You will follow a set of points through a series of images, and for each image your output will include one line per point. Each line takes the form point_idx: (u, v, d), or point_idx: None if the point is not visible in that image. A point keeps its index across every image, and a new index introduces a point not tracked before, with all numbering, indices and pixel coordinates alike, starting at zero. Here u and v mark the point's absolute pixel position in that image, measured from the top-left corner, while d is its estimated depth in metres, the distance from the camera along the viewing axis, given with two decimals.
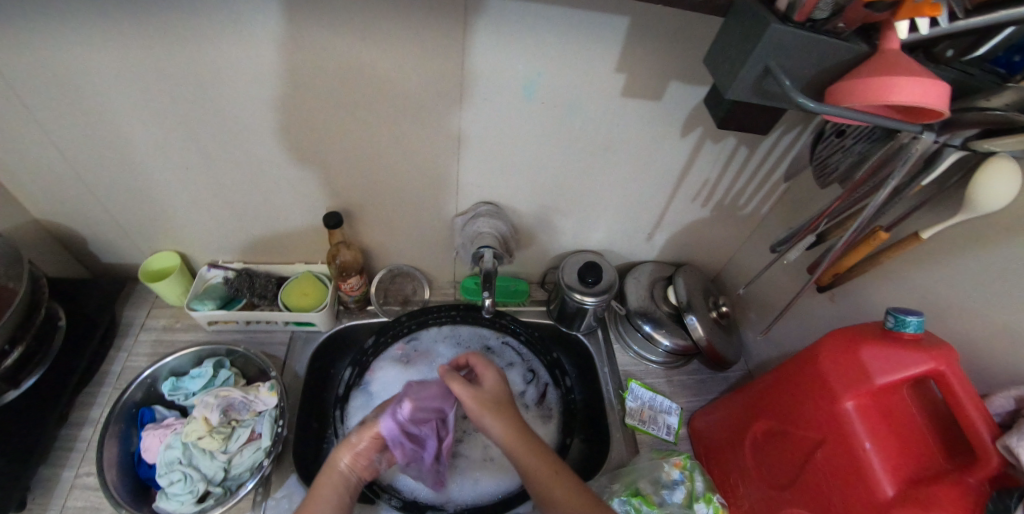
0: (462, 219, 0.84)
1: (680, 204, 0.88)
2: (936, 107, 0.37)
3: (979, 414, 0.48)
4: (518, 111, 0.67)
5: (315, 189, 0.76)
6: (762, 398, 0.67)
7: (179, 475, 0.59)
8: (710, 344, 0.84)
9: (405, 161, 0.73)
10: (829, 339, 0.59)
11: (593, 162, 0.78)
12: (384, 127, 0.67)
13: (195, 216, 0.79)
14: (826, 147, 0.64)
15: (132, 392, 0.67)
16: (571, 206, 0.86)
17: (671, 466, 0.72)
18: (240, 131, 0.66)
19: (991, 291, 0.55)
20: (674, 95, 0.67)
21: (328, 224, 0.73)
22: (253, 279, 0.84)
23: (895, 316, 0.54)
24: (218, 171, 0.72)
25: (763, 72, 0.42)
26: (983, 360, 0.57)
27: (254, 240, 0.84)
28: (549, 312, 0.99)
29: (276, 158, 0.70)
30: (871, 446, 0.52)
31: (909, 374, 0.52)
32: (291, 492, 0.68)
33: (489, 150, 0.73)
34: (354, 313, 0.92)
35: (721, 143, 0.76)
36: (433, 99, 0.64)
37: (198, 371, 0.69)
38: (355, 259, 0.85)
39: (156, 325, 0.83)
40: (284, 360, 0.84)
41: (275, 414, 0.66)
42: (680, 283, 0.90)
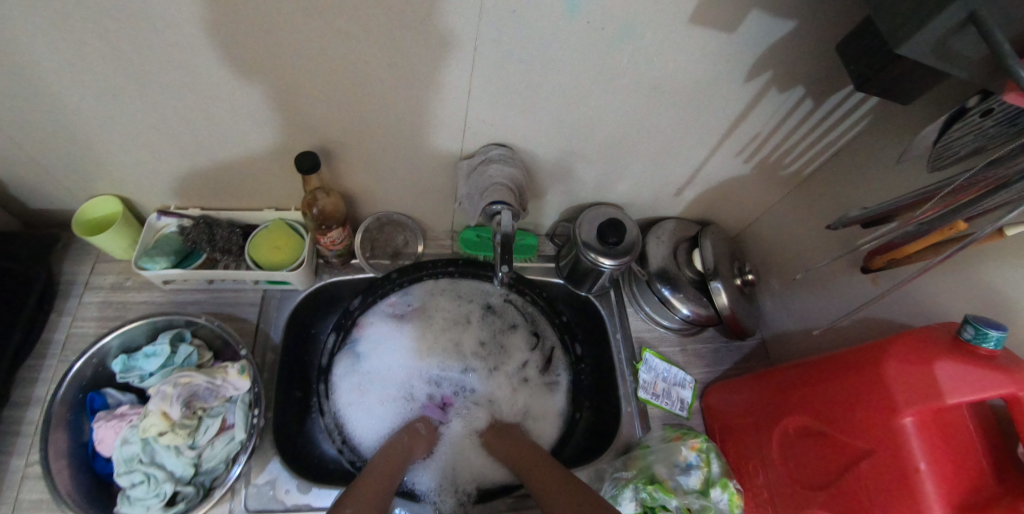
0: (468, 164, 0.70)
1: (721, 159, 0.76)
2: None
3: None
4: (554, 35, 0.51)
5: (289, 126, 0.60)
6: (795, 390, 0.62)
7: (140, 476, 0.51)
8: (733, 316, 0.78)
9: (405, 94, 0.58)
10: (892, 344, 0.52)
11: (633, 104, 0.64)
12: (378, 50, 0.51)
13: (128, 154, 0.62)
14: (961, 128, 0.49)
15: (78, 372, 0.56)
16: (597, 154, 0.73)
17: (687, 449, 0.69)
18: (177, 49, 0.48)
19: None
20: (753, 27, 0.53)
21: (301, 169, 0.59)
22: (212, 230, 0.70)
23: (974, 328, 0.47)
24: (155, 101, 0.54)
25: (965, 23, 0.30)
26: None
27: (210, 182, 0.69)
28: (558, 269, 0.89)
29: (238, 86, 0.53)
30: (926, 467, 0.48)
31: (984, 396, 0.46)
32: (275, 478, 0.61)
33: (510, 84, 0.58)
34: (336, 267, 0.80)
35: (789, 91, 0.62)
36: (446, 12, 0.47)
37: (153, 349, 0.58)
38: (335, 207, 0.71)
39: (103, 284, 0.69)
40: (257, 323, 0.72)
41: (248, 401, 0.57)
42: (706, 247, 0.81)
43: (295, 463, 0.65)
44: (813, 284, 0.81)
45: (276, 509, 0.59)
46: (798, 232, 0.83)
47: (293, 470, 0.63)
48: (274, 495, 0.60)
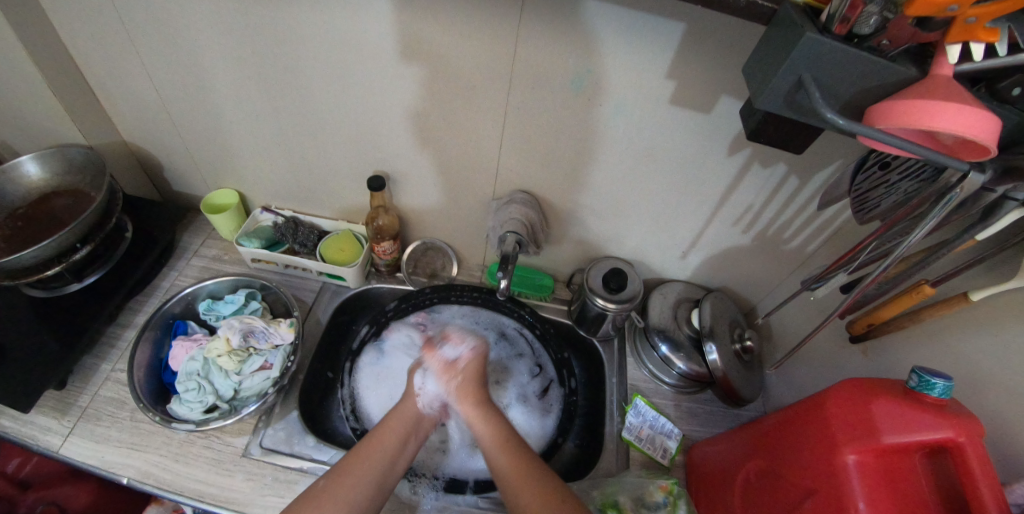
0: (497, 203, 0.83)
1: (719, 227, 0.80)
2: (982, 139, 0.35)
3: (996, 501, 0.43)
4: (561, 105, 0.66)
5: (364, 154, 0.79)
6: (765, 436, 0.64)
7: (194, 384, 0.66)
8: (725, 377, 0.75)
9: (448, 139, 0.74)
10: (842, 387, 0.56)
11: (633, 168, 0.73)
12: (432, 101, 0.69)
13: (253, 158, 0.85)
14: (866, 180, 0.56)
15: (174, 304, 0.74)
16: (605, 209, 0.81)
17: (656, 489, 0.68)
18: (301, 87, 0.71)
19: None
20: (724, 109, 0.62)
21: (371, 187, 0.75)
22: (297, 227, 0.89)
23: (919, 376, 0.50)
24: (279, 123, 0.77)
25: (798, 83, 0.40)
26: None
27: (301, 190, 0.89)
28: (570, 312, 0.94)
29: (330, 116, 0.74)
30: (864, 507, 0.49)
31: (922, 438, 0.48)
32: (290, 426, 0.71)
33: (530, 143, 0.72)
34: (383, 277, 0.93)
35: (771, 168, 0.67)
36: (479, 81, 0.65)
37: (231, 298, 0.76)
38: (391, 224, 0.86)
39: (207, 254, 0.90)
40: (312, 305, 0.87)
41: (288, 350, 0.71)
42: (705, 306, 0.81)
43: (309, 422, 0.74)
44: (812, 361, 0.79)
45: (284, 451, 0.68)
46: (796, 309, 0.81)
47: (306, 426, 0.71)
48: (287, 441, 0.69)
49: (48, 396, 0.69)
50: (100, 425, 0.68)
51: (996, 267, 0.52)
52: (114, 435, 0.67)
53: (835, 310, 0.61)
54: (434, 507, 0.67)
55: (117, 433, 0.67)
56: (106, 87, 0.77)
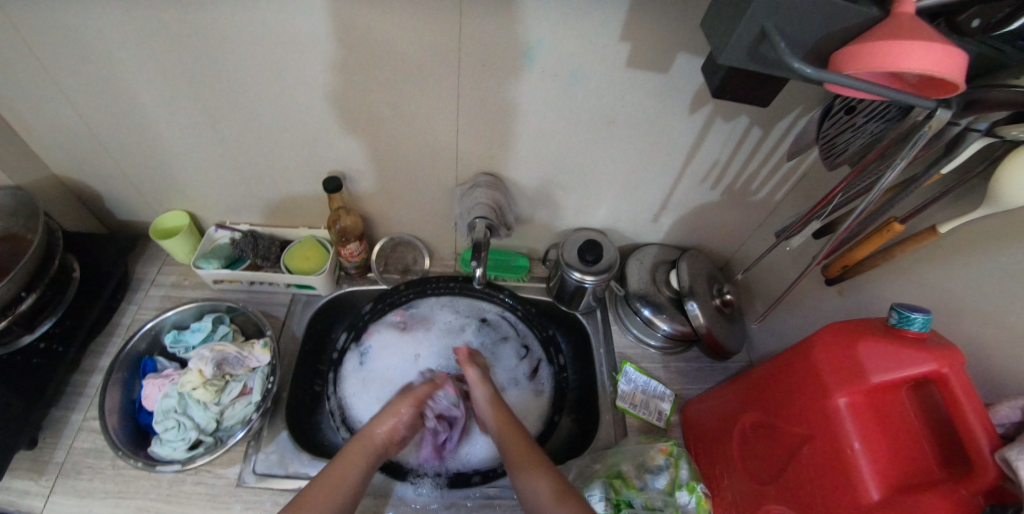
0: (461, 189, 0.78)
1: (687, 187, 0.77)
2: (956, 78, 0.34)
3: (982, 425, 0.45)
4: (516, 79, 0.62)
5: (315, 154, 0.74)
6: (756, 387, 0.65)
7: (172, 423, 0.63)
8: (710, 333, 0.72)
9: (402, 129, 0.70)
10: (829, 332, 0.56)
11: (595, 138, 0.69)
12: (381, 90, 0.64)
13: (197, 174, 0.79)
14: (834, 126, 0.55)
15: (136, 342, 0.70)
16: (574, 182, 0.77)
17: (656, 452, 0.68)
18: (238, 93, 0.65)
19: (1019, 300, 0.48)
20: (684, 66, 0.59)
21: (327, 189, 0.71)
22: (256, 240, 0.82)
23: (899, 313, 0.51)
24: (220, 133, 0.72)
25: (760, 32, 0.38)
26: (1004, 389, 0.49)
27: (252, 200, 0.83)
28: (549, 289, 0.89)
29: (274, 120, 0.69)
30: (859, 447, 0.50)
31: (909, 374, 0.49)
32: (281, 448, 0.68)
33: (488, 124, 0.68)
34: (354, 279, 0.87)
35: (734, 121, 0.65)
36: (428, 64, 0.61)
37: (198, 325, 0.72)
38: (356, 225, 0.80)
39: (165, 282, 0.85)
40: (284, 319, 0.81)
41: (266, 371, 0.68)
42: (682, 266, 0.77)
43: (303, 440, 0.72)
44: (791, 309, 0.80)
45: (280, 474, 0.66)
46: (774, 258, 0.80)
47: (299, 445, 0.70)
48: (281, 462, 0.67)
49: (20, 458, 0.66)
50: (80, 480, 0.64)
51: (960, 199, 0.52)
52: (99, 486, 0.64)
53: (815, 257, 0.60)
54: (440, 506, 0.65)
55: (102, 484, 0.64)
56: (19, 118, 0.69)
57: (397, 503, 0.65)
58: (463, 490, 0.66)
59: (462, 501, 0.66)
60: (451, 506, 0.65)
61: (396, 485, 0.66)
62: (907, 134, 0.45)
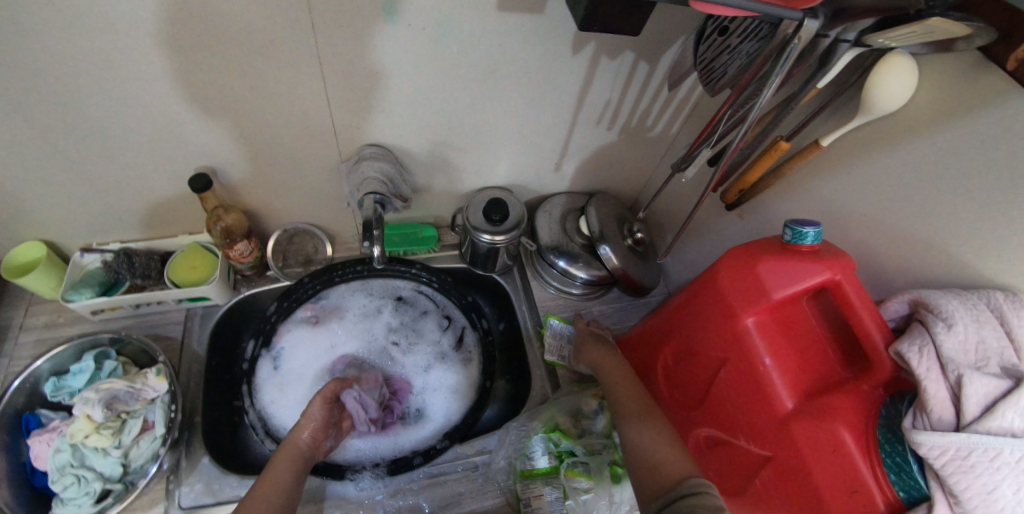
0: (347, 165, 0.71)
1: (585, 132, 0.74)
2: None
3: (875, 322, 0.47)
4: (380, 38, 0.55)
5: (172, 153, 0.65)
6: (671, 319, 0.65)
7: (70, 478, 0.57)
8: (624, 272, 0.72)
9: (267, 110, 0.61)
10: (732, 255, 0.56)
11: (481, 93, 0.64)
12: (227, 69, 0.55)
13: (36, 198, 0.67)
14: (709, 48, 0.51)
15: (11, 398, 0.62)
16: (469, 142, 0.72)
17: (590, 397, 0.69)
18: (51, 97, 0.54)
19: (896, 199, 0.49)
20: (559, 3, 0.54)
21: (194, 189, 0.63)
22: (131, 259, 0.72)
23: (792, 229, 0.51)
24: (46, 146, 0.60)
25: None
26: (886, 287, 0.53)
27: (115, 215, 0.73)
28: (462, 255, 0.84)
29: (110, 123, 0.59)
30: (770, 362, 0.52)
31: (806, 285, 0.50)
32: (205, 475, 0.64)
33: (362, 92, 0.61)
34: (253, 280, 0.80)
35: (619, 58, 0.61)
36: (275, 32, 0.52)
37: (79, 367, 0.64)
38: (240, 222, 0.71)
39: (36, 325, 0.74)
40: (182, 339, 0.73)
41: (167, 400, 0.63)
42: (590, 212, 0.75)
43: (228, 461, 0.68)
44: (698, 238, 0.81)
45: (210, 502, 0.62)
46: (673, 192, 0.80)
47: (223, 467, 0.65)
48: (209, 490, 0.63)
49: None
50: None
51: (838, 110, 0.52)
52: None
53: (706, 187, 0.59)
54: (385, 496, 0.63)
55: None
56: None
57: (340, 503, 0.62)
58: (406, 475, 0.65)
59: (406, 485, 0.65)
60: (396, 493, 0.64)
61: (337, 485, 0.64)
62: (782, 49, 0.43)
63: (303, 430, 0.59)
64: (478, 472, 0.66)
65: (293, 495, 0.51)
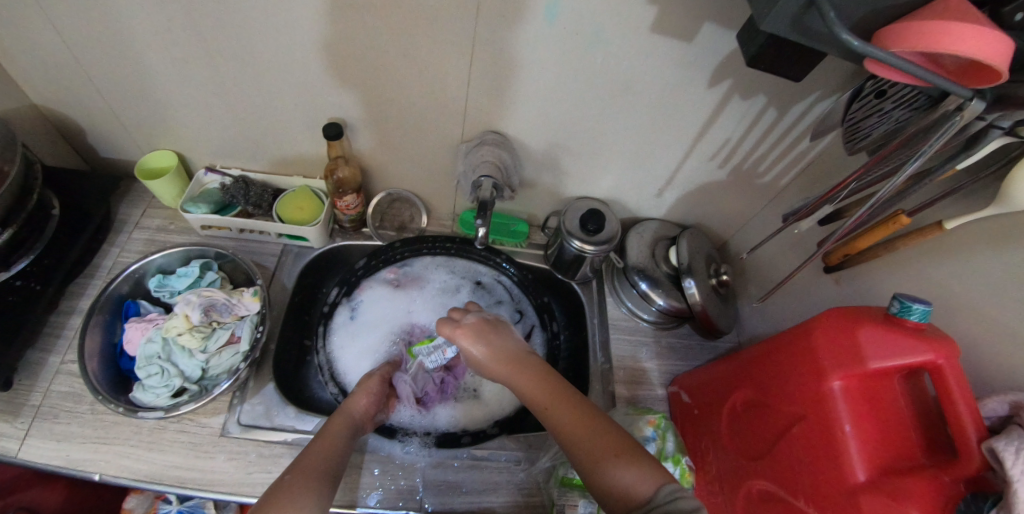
0: (467, 146, 0.75)
1: (694, 164, 0.75)
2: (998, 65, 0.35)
3: (972, 415, 0.46)
4: (536, 35, 0.59)
5: (315, 100, 0.70)
6: (749, 366, 0.65)
7: (156, 369, 0.62)
8: (704, 311, 0.72)
9: (411, 79, 0.66)
10: (829, 315, 0.56)
11: (609, 104, 0.67)
12: (391, 35, 0.60)
13: (188, 114, 0.74)
14: (861, 109, 0.54)
15: (119, 284, 0.68)
16: (581, 149, 0.75)
17: (644, 423, 0.68)
18: (239, 28, 0.61)
19: (1019, 296, 0.48)
20: (711, 37, 0.57)
21: (327, 134, 0.67)
22: (248, 187, 0.77)
23: (899, 302, 0.51)
24: (215, 70, 0.67)
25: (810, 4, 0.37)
26: (990, 384, 0.51)
27: (246, 145, 0.79)
28: (546, 256, 0.86)
29: (276, 62, 0.65)
30: (850, 430, 0.51)
31: (905, 362, 0.49)
32: (267, 399, 0.67)
33: (500, 81, 0.65)
34: (348, 233, 0.84)
35: (751, 100, 0.63)
36: (445, 10, 0.57)
37: (185, 271, 0.69)
38: (353, 176, 0.77)
39: (150, 225, 0.81)
40: (274, 270, 0.78)
41: (255, 320, 0.66)
42: (682, 243, 0.76)
43: (289, 393, 0.71)
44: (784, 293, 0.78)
45: (265, 426, 0.65)
46: (770, 242, 0.80)
47: (285, 397, 0.69)
48: (266, 415, 0.66)
49: None
50: (57, 424, 0.62)
51: (971, 196, 0.52)
52: (77, 431, 0.62)
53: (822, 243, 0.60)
54: (427, 465, 0.65)
55: (81, 429, 0.62)
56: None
57: (384, 459, 0.64)
58: (448, 451, 0.66)
59: (448, 462, 0.66)
60: (438, 465, 0.65)
61: (385, 442, 0.66)
62: (937, 123, 0.45)
63: (355, 404, 0.61)
64: (521, 469, 0.66)
65: (340, 460, 0.53)
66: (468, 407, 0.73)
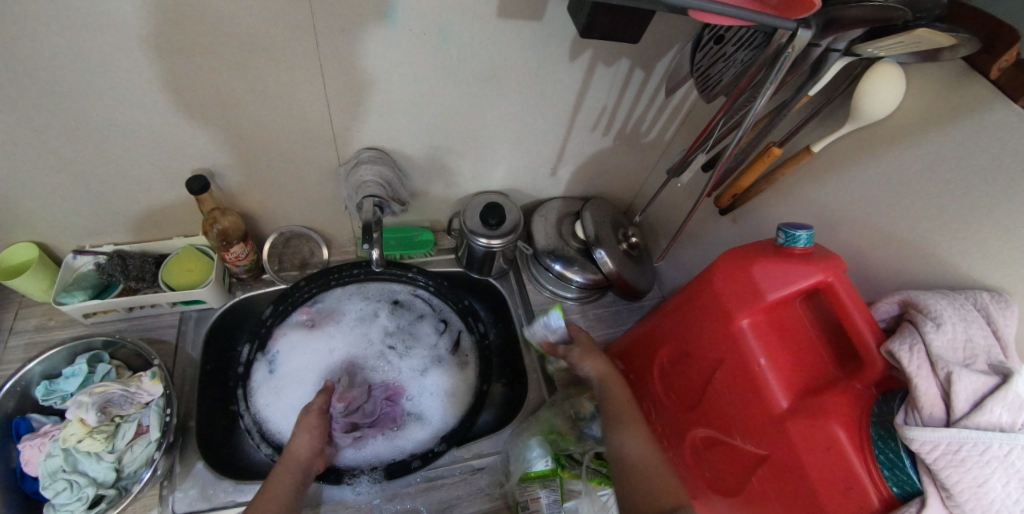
0: (345, 168, 0.71)
1: (581, 137, 0.75)
2: None
3: (866, 321, 0.48)
4: (383, 44, 0.56)
5: (170, 157, 0.64)
6: (668, 321, 0.66)
7: (63, 484, 0.56)
8: (620, 276, 0.73)
9: (265, 115, 0.62)
10: (724, 259, 0.57)
11: (480, 97, 0.65)
12: (228, 73, 0.56)
13: (32, 201, 0.66)
14: (705, 57, 0.53)
15: (2, 403, 0.61)
16: (468, 148, 0.73)
17: (585, 401, 0.69)
18: (49, 97, 0.54)
19: (882, 205, 0.51)
20: (558, 11, 0.55)
21: (192, 189, 0.62)
22: (126, 261, 0.71)
23: (785, 232, 0.53)
24: (41, 149, 0.60)
25: None
26: (874, 291, 0.54)
27: (112, 218, 0.72)
28: (459, 259, 0.84)
29: (108, 126, 0.59)
30: (765, 362, 0.53)
31: (799, 287, 0.51)
32: (199, 480, 0.63)
33: (363, 97, 0.62)
34: (249, 284, 0.79)
35: (615, 65, 0.63)
36: (276, 37, 0.53)
37: (71, 370, 0.63)
38: (236, 225, 0.71)
39: (26, 328, 0.73)
40: (175, 343, 0.72)
41: (162, 404, 0.62)
42: (586, 216, 0.76)
43: (221, 466, 0.67)
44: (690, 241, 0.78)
45: (204, 508, 0.61)
46: (672, 196, 0.81)
47: (219, 472, 0.65)
48: (203, 496, 0.62)
49: None
50: None
51: (827, 119, 0.54)
52: None
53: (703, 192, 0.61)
54: (382, 500, 0.63)
55: None
56: None
57: (336, 508, 0.62)
58: (401, 480, 0.64)
59: (403, 490, 0.64)
60: (393, 498, 0.63)
61: (333, 490, 0.63)
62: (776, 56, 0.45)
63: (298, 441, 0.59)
64: (481, 475, 0.66)
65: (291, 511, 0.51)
66: (417, 428, 0.70)
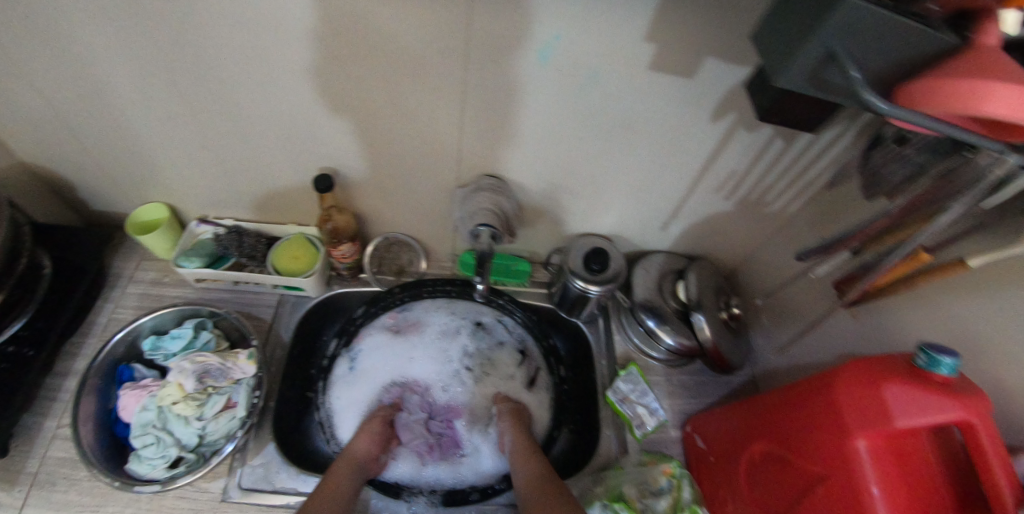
0: (463, 191, 0.72)
1: (699, 197, 0.73)
2: None
3: (1008, 477, 0.42)
4: (529, 77, 0.56)
5: (305, 149, 0.68)
6: (769, 413, 0.62)
7: (152, 438, 0.60)
8: (716, 348, 0.69)
9: (401, 126, 0.64)
10: (849, 367, 0.53)
11: (608, 141, 0.64)
12: (377, 82, 0.58)
13: (178, 168, 0.73)
14: (883, 155, 0.51)
15: (113, 347, 0.66)
16: (582, 188, 0.72)
17: (659, 473, 0.65)
18: (222, 81, 0.59)
19: None
20: (712, 73, 0.54)
21: (317, 188, 0.65)
22: (242, 238, 0.76)
23: (926, 354, 0.46)
24: (200, 124, 0.65)
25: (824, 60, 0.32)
26: None
27: (239, 195, 0.78)
28: (551, 295, 0.84)
29: (263, 114, 0.63)
30: (878, 493, 0.47)
31: (931, 421, 0.45)
32: (269, 461, 0.65)
33: (495, 124, 0.63)
34: (346, 280, 0.82)
35: (757, 134, 0.61)
36: (432, 57, 0.54)
37: (178, 332, 0.68)
38: (347, 225, 0.76)
39: (144, 279, 0.80)
40: (271, 323, 0.76)
41: (252, 384, 0.65)
42: (690, 278, 0.74)
43: (291, 452, 0.69)
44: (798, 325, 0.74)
45: (267, 489, 0.63)
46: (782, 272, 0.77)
47: (287, 457, 0.67)
48: (268, 477, 0.64)
49: None
50: (55, 492, 0.61)
51: None
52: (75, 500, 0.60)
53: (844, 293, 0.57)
54: None
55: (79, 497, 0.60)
56: None
57: None
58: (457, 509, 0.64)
59: None
60: None
61: (388, 503, 0.63)
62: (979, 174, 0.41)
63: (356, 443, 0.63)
64: None
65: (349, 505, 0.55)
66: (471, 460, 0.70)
